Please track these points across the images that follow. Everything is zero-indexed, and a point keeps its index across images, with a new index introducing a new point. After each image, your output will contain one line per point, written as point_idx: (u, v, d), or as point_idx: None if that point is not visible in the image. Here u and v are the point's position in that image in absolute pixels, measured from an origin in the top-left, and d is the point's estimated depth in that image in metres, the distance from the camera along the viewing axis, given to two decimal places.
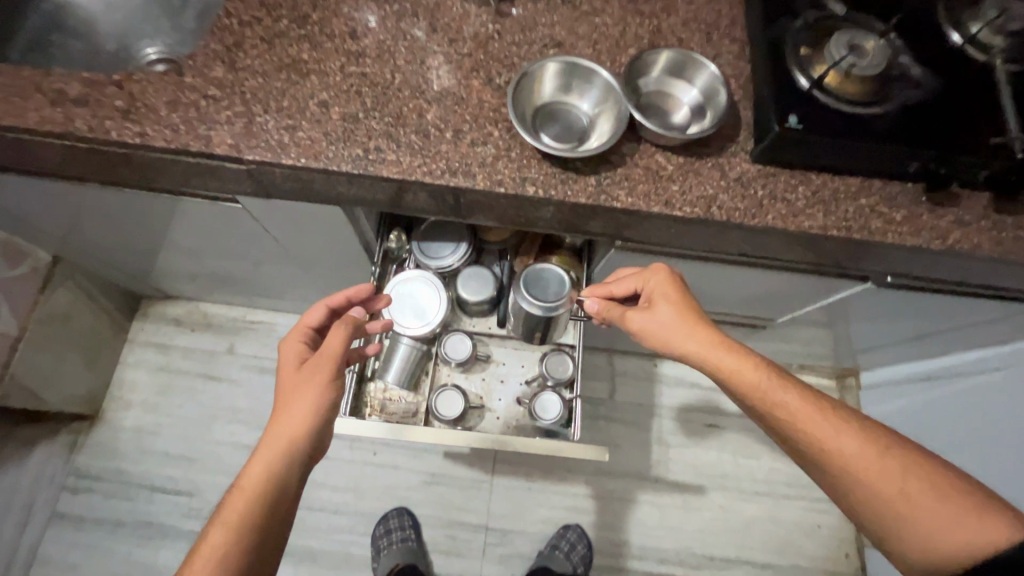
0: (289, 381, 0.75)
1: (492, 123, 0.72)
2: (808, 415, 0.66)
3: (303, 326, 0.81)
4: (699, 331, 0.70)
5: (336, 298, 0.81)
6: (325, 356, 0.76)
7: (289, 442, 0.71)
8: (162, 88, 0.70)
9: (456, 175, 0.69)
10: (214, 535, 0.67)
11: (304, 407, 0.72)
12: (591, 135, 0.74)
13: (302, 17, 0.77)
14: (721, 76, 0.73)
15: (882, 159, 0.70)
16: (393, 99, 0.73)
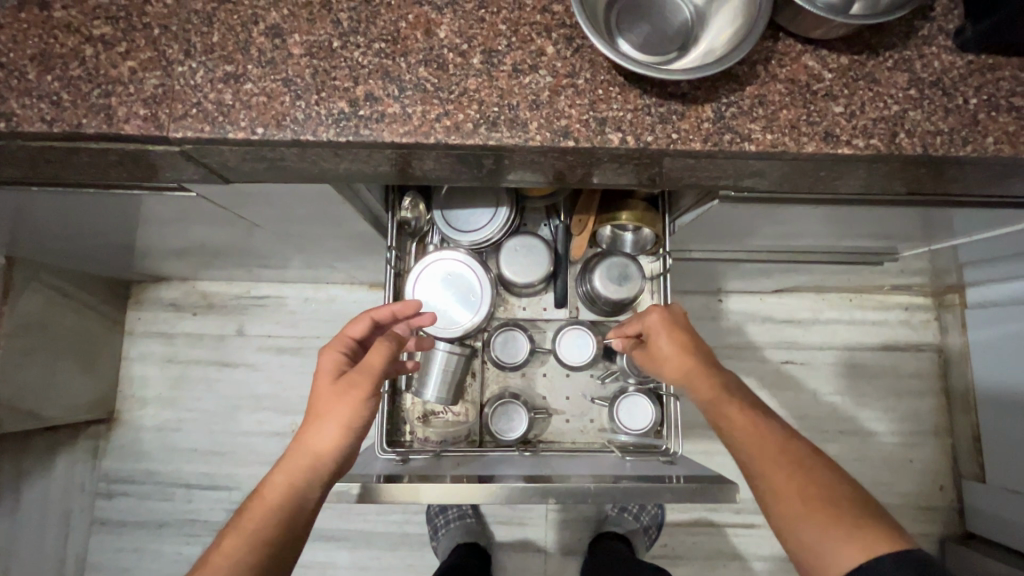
0: (320, 393, 0.56)
1: (542, 32, 0.46)
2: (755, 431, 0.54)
3: (346, 337, 0.60)
4: (680, 371, 0.59)
5: (380, 311, 0.61)
6: (366, 373, 0.55)
7: (314, 458, 0.54)
8: (23, 33, 0.45)
9: (497, 128, 0.44)
10: (219, 550, 0.51)
11: (337, 424, 0.54)
12: (700, 35, 0.47)
13: None
14: None
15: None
16: (382, 9, 0.46)
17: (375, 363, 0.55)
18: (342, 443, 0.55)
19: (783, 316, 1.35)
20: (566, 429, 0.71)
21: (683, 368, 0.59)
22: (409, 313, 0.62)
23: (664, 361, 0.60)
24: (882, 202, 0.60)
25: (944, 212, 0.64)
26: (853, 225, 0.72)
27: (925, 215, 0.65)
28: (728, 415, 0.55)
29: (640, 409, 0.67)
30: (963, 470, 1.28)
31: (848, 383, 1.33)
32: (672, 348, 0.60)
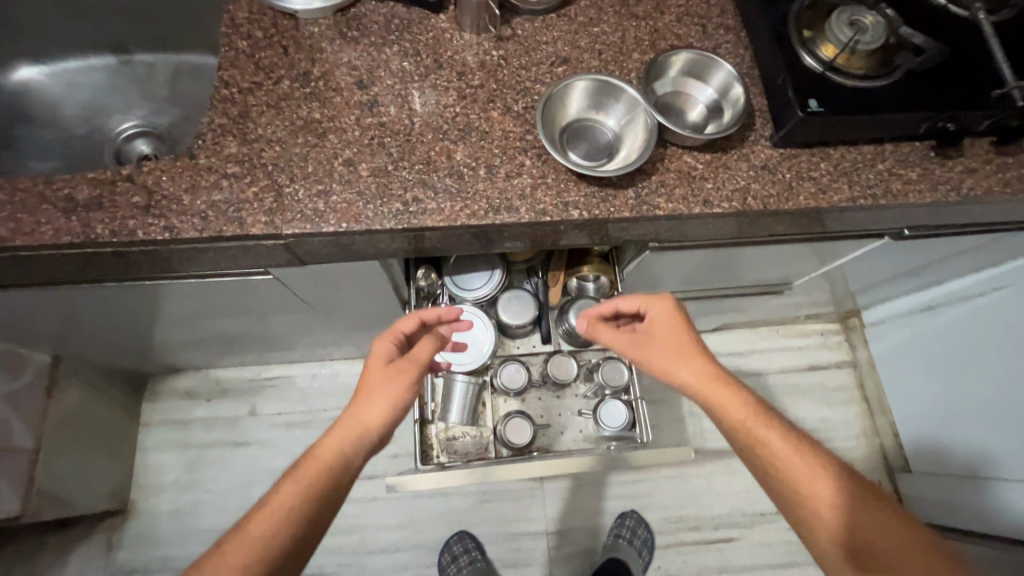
0: (375, 374, 0.72)
1: (522, 152, 0.72)
2: (791, 455, 0.67)
3: (399, 331, 0.77)
4: (695, 363, 0.70)
5: (429, 313, 0.80)
6: (413, 363, 0.73)
7: (361, 432, 0.69)
8: (178, 175, 0.66)
9: (500, 212, 0.69)
10: (281, 495, 0.67)
11: (384, 403, 0.70)
12: (619, 148, 0.75)
13: (303, 74, 0.73)
14: (736, 74, 0.74)
15: (907, 123, 0.71)
16: (418, 144, 0.71)
17: (422, 356, 0.74)
18: (387, 418, 0.70)
19: (726, 350, 1.60)
20: (561, 439, 0.90)
21: (698, 360, 0.71)
22: (450, 317, 0.82)
23: (688, 365, 0.70)
24: (759, 243, 0.87)
25: (803, 248, 0.92)
26: (766, 261, 0.99)
27: (818, 247, 0.92)
28: (768, 442, 0.68)
29: (616, 410, 0.87)
30: (894, 466, 1.51)
31: (789, 401, 1.57)
32: (687, 355, 0.71)
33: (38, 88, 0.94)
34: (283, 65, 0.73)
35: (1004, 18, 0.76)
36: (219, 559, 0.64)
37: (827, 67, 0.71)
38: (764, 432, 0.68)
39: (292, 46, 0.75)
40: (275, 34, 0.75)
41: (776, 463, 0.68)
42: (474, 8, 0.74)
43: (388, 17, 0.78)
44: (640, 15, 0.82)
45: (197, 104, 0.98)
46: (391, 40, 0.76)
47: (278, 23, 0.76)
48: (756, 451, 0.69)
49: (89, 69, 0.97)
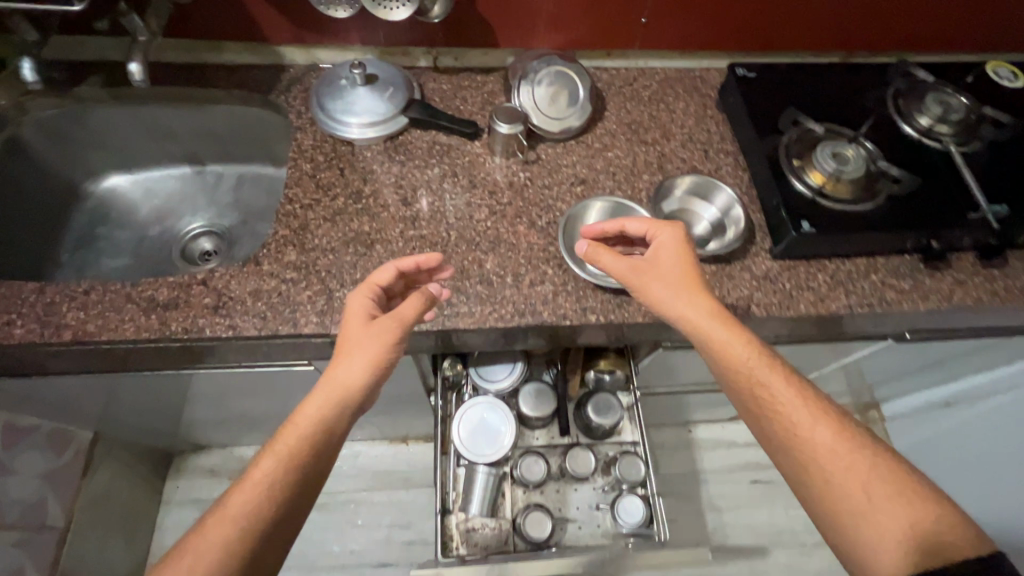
0: (352, 332, 0.69)
1: (545, 261, 0.80)
2: (803, 405, 0.62)
3: (374, 283, 0.72)
4: (691, 298, 0.67)
5: (406, 264, 0.74)
6: (395, 320, 0.69)
7: (344, 393, 0.65)
8: (244, 279, 0.76)
9: (524, 315, 0.76)
10: (260, 468, 0.61)
11: (363, 363, 0.66)
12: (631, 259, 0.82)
13: (355, 191, 0.84)
14: (736, 197, 0.84)
15: (894, 241, 0.78)
16: (453, 254, 0.80)
17: (405, 314, 0.69)
18: (365, 379, 0.66)
19: (744, 440, 1.59)
20: (580, 534, 0.92)
21: (694, 294, 0.68)
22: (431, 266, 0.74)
23: (688, 299, 0.67)
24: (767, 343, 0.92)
25: (810, 348, 0.96)
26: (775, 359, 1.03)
27: (823, 347, 0.97)
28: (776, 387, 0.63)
29: (634, 506, 0.89)
30: None
31: None
32: (688, 287, 0.69)
33: (120, 194, 1.07)
34: (339, 184, 0.85)
35: (972, 149, 0.86)
36: (202, 532, 0.58)
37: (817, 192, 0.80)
38: (765, 373, 0.64)
39: (347, 168, 0.87)
40: (334, 157, 0.88)
41: (782, 409, 0.62)
42: (505, 138, 0.86)
43: (430, 144, 0.90)
44: (649, 142, 0.93)
45: (256, 207, 1.11)
46: (432, 162, 0.88)
47: (337, 148, 0.88)
48: (760, 398, 0.63)
49: (166, 178, 1.10)
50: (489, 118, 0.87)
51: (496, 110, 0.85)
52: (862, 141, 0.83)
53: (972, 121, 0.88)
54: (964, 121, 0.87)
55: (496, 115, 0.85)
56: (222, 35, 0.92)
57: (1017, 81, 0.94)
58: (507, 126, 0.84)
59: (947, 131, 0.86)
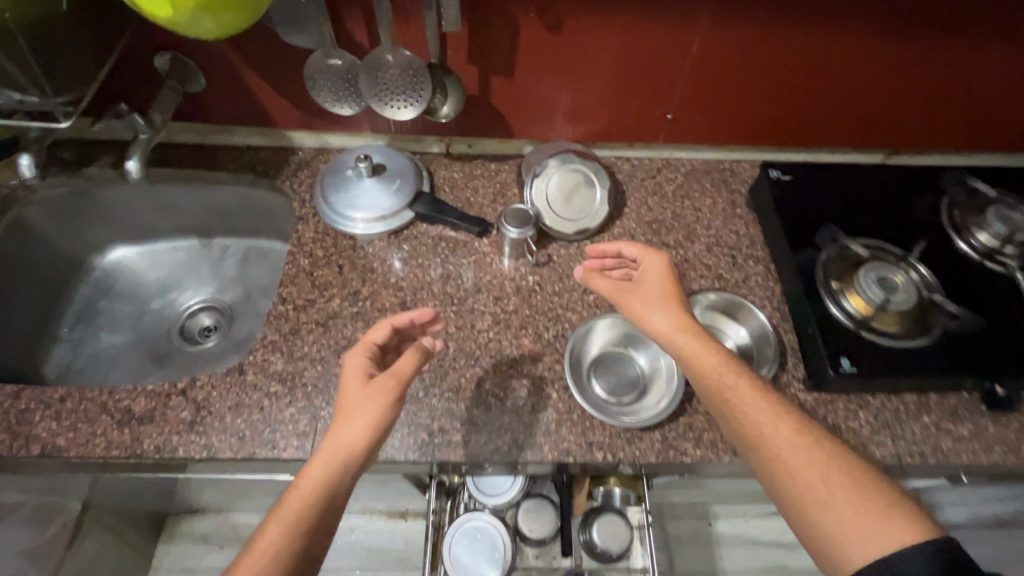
0: (351, 393, 0.61)
1: (549, 383, 0.73)
2: (768, 409, 0.58)
3: (370, 342, 0.67)
4: (671, 312, 0.65)
5: (399, 319, 0.70)
6: (394, 376, 0.62)
7: (348, 452, 0.57)
8: (226, 390, 0.71)
9: (523, 448, 0.69)
10: (264, 536, 0.52)
11: (365, 421, 0.59)
12: (644, 387, 0.74)
13: (352, 293, 0.80)
14: (770, 325, 0.76)
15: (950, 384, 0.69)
16: (449, 370, 0.74)
17: (403, 367, 0.63)
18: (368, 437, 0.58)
19: (770, 540, 1.45)
20: None
21: (671, 306, 0.66)
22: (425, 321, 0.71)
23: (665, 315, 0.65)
24: None
25: None
26: None
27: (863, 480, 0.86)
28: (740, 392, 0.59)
29: None
30: None
31: None
32: (668, 307, 0.66)
33: (125, 266, 1.05)
34: (336, 283, 0.81)
35: None
36: None
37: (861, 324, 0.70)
38: (730, 379, 0.60)
39: (347, 265, 0.83)
40: (334, 252, 0.83)
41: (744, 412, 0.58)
42: (512, 241, 0.80)
43: (436, 240, 0.86)
44: (671, 244, 0.86)
45: (260, 284, 1.07)
46: (436, 261, 0.83)
47: (339, 242, 0.84)
48: (724, 405, 0.59)
49: (172, 250, 1.08)
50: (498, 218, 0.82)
51: (506, 211, 0.80)
52: (913, 265, 0.74)
53: None
54: None
55: (505, 216, 0.79)
56: (231, 122, 0.90)
57: None
58: (517, 230, 0.78)
59: (1011, 252, 0.76)
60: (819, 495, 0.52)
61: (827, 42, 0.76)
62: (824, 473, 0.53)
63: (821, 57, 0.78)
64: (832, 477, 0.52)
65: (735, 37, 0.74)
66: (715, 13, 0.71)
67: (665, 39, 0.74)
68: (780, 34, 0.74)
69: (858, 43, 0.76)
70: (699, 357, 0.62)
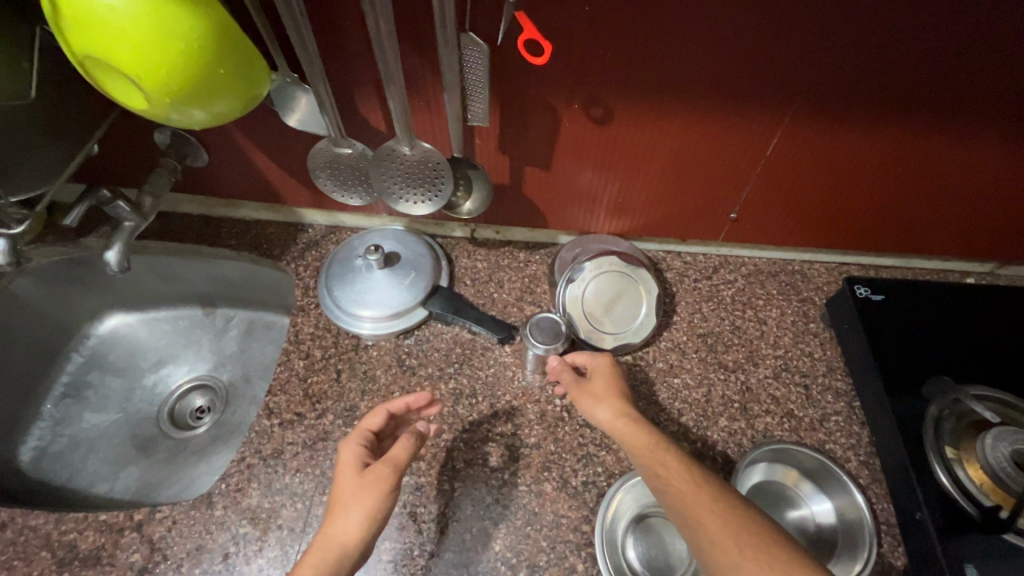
0: (344, 483, 0.52)
1: (574, 549, 0.59)
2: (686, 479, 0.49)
3: (363, 428, 0.58)
4: (614, 403, 0.58)
5: (395, 402, 0.61)
6: (392, 464, 0.53)
7: (342, 552, 0.48)
8: (187, 528, 0.60)
9: None
10: None
11: (365, 517, 0.49)
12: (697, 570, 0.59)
13: (347, 408, 0.68)
14: (869, 511, 0.60)
15: None
16: (452, 520, 0.61)
17: (400, 453, 0.53)
18: (364, 533, 0.49)
19: None
20: None
21: (617, 398, 0.59)
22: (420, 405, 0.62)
23: (606, 403, 0.58)
24: None
25: None
26: None
27: None
28: (660, 466, 0.51)
29: None
30: None
31: None
32: (608, 393, 0.60)
33: (120, 335, 0.96)
34: (331, 393, 0.70)
35: None
36: None
37: (998, 522, 0.53)
38: (650, 451, 0.52)
39: (346, 370, 0.72)
40: (333, 354, 0.73)
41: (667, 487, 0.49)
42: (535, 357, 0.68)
43: (450, 344, 0.74)
44: (729, 365, 0.72)
45: (259, 364, 0.98)
46: (448, 372, 0.71)
47: (339, 341, 0.74)
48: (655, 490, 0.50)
49: (172, 319, 0.99)
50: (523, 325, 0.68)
51: (534, 319, 0.67)
52: None
53: None
54: None
55: (532, 325, 0.66)
56: (237, 195, 0.82)
57: None
58: (545, 347, 0.64)
59: None
60: (730, 555, 0.43)
61: (942, 147, 0.61)
62: (730, 530, 0.45)
63: (932, 161, 0.64)
64: (742, 535, 0.44)
65: (825, 137, 0.61)
66: (805, 112, 0.58)
67: (738, 136, 0.62)
68: (882, 137, 0.61)
69: (982, 150, 0.61)
70: (633, 443, 0.54)
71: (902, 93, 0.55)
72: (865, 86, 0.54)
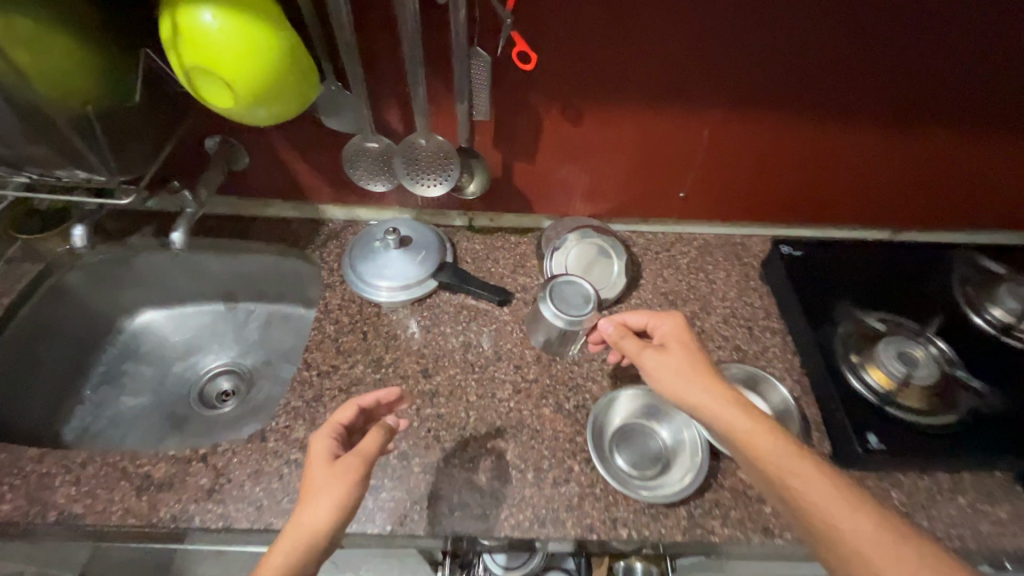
0: (315, 476, 0.56)
1: (570, 455, 0.73)
2: (823, 484, 0.52)
3: (336, 422, 0.63)
4: (708, 379, 0.61)
5: (366, 398, 0.67)
6: (362, 454, 0.58)
7: (311, 539, 0.52)
8: (246, 457, 0.71)
9: (546, 524, 0.67)
10: None
11: (335, 503, 0.54)
12: (672, 463, 0.72)
13: (375, 359, 0.82)
14: (793, 399, 0.76)
15: (981, 464, 0.68)
16: (470, 439, 0.74)
17: (371, 445, 0.59)
18: (335, 520, 0.54)
19: None
20: None
21: (703, 369, 0.62)
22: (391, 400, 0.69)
23: (694, 373, 0.61)
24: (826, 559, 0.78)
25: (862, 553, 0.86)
26: None
27: None
28: (787, 463, 0.53)
29: None
30: None
31: None
32: (692, 365, 0.62)
33: (152, 329, 1.07)
34: (360, 349, 0.83)
35: None
36: None
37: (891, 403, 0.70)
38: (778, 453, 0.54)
39: (371, 331, 0.85)
40: (359, 319, 0.86)
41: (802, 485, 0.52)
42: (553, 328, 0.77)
43: (457, 308, 0.88)
44: (687, 314, 0.88)
45: (279, 350, 1.09)
46: (458, 329, 0.86)
47: (363, 309, 0.87)
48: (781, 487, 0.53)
49: (200, 315, 1.10)
50: (555, 292, 0.76)
51: (556, 282, 0.77)
52: (931, 340, 0.75)
53: None
54: None
55: (551, 293, 0.76)
56: (270, 195, 0.96)
57: None
58: (592, 313, 0.74)
59: None
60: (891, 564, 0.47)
61: (835, 130, 0.81)
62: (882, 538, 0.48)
63: (829, 141, 0.83)
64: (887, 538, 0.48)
65: (747, 125, 0.80)
66: (729, 105, 0.77)
67: (682, 126, 0.80)
68: (787, 125, 0.80)
69: (864, 130, 0.81)
70: (733, 421, 0.57)
71: (796, 87, 0.74)
72: (769, 83, 0.74)
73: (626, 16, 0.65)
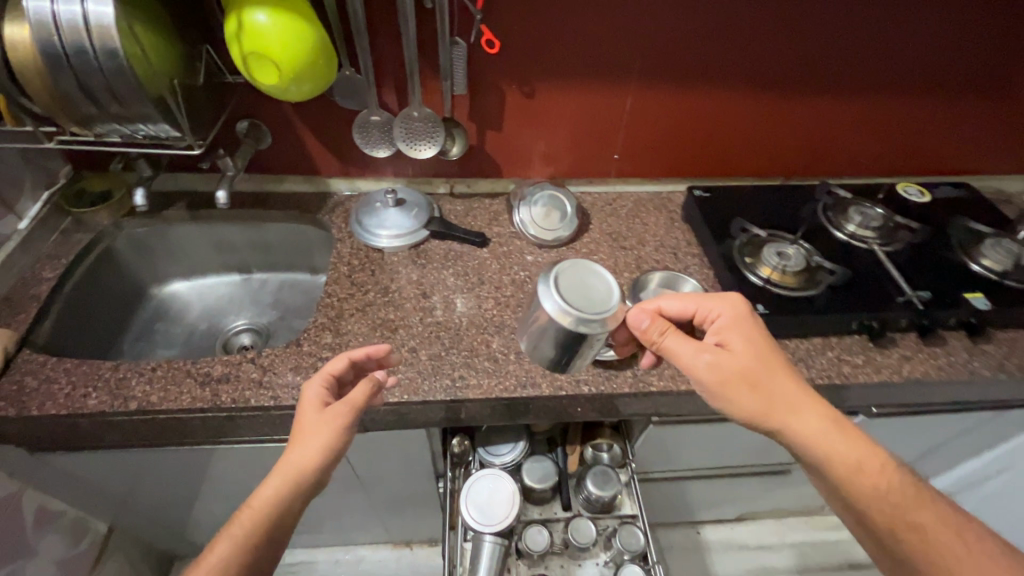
0: (307, 420, 0.70)
1: None
2: (881, 472, 0.65)
3: (328, 372, 0.75)
4: (780, 376, 0.69)
5: (356, 353, 0.77)
6: (347, 404, 0.71)
7: (298, 475, 0.66)
8: (286, 357, 0.89)
9: (526, 387, 0.87)
10: (215, 548, 0.62)
11: (320, 443, 0.67)
12: None
13: (383, 288, 1.02)
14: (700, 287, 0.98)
15: (842, 323, 0.92)
16: (464, 337, 0.94)
17: (357, 395, 0.72)
18: (320, 458, 0.67)
19: (755, 542, 1.60)
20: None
21: (769, 367, 0.69)
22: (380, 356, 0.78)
23: (763, 372, 0.69)
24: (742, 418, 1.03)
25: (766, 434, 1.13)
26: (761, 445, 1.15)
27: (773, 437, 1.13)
28: (853, 454, 0.66)
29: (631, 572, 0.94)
30: None
31: None
32: (757, 362, 0.69)
33: (179, 296, 1.24)
34: (370, 282, 1.03)
35: (894, 249, 1.04)
36: None
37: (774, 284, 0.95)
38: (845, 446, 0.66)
39: (377, 269, 1.05)
40: (367, 261, 1.07)
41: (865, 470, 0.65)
42: (556, 327, 0.65)
43: (445, 250, 1.10)
44: (627, 245, 1.12)
45: (291, 308, 1.26)
46: (447, 264, 1.07)
47: (369, 253, 1.08)
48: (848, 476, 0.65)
49: (218, 283, 1.27)
50: (560, 293, 0.65)
51: (562, 276, 0.66)
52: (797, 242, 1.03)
53: (890, 227, 1.07)
54: (881, 227, 1.07)
55: (559, 287, 0.65)
56: (285, 170, 1.17)
57: (924, 196, 1.16)
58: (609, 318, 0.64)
59: (871, 235, 1.05)
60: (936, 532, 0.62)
61: (724, 96, 1.08)
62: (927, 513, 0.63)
63: (721, 106, 1.10)
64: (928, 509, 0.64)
65: (659, 93, 1.06)
66: (642, 77, 1.03)
67: (610, 96, 1.06)
68: (687, 93, 1.07)
69: (744, 96, 1.08)
70: (807, 419, 0.67)
71: (688, 63, 1.02)
72: (667, 59, 1.01)
73: (559, 9, 0.92)
